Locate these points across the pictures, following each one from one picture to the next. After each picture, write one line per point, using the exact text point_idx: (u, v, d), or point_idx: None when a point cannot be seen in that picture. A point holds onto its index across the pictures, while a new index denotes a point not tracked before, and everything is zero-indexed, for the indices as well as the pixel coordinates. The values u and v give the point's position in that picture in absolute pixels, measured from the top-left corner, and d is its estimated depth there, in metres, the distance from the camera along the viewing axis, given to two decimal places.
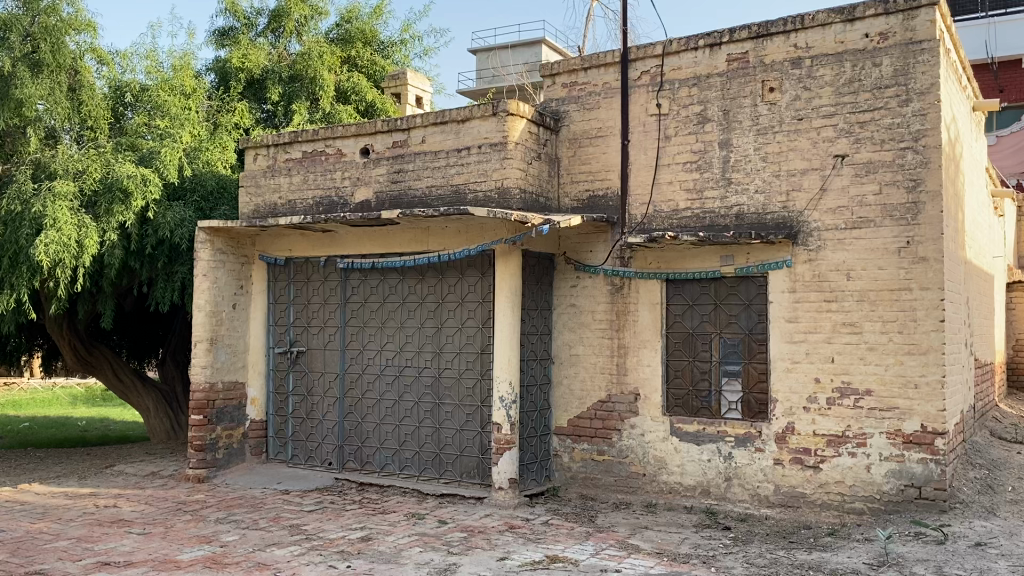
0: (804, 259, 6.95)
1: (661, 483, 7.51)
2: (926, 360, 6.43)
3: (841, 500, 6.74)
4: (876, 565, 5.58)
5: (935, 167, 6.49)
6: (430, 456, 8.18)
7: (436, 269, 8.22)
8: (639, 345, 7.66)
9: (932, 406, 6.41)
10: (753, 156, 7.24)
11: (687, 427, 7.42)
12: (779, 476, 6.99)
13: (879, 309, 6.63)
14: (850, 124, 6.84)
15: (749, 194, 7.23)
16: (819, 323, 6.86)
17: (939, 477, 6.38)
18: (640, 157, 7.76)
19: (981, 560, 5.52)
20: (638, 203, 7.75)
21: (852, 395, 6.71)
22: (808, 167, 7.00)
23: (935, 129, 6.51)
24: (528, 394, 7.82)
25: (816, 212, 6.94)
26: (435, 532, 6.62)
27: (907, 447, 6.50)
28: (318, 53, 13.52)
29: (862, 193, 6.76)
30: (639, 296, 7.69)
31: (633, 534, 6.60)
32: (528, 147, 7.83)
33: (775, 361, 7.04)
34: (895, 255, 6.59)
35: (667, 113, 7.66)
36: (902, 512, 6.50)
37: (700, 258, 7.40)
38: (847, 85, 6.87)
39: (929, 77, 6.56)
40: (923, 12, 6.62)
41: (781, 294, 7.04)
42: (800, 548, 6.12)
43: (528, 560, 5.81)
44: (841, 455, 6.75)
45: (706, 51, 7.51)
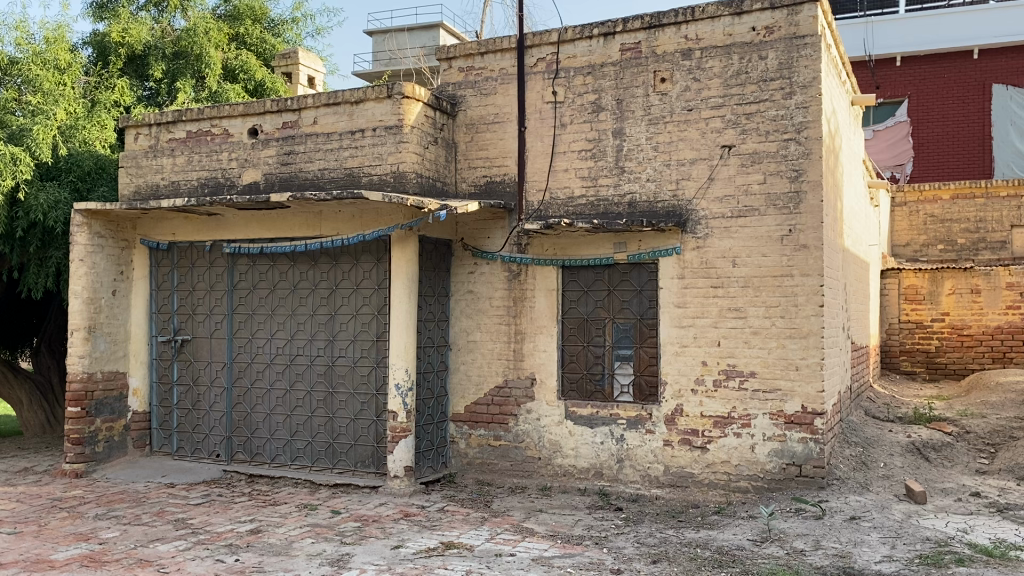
0: (693, 246, 7.13)
1: (556, 466, 7.60)
2: (807, 343, 6.71)
3: (727, 479, 6.97)
4: (759, 541, 5.80)
5: (815, 159, 6.75)
6: (323, 446, 8.03)
7: (329, 255, 8.05)
8: (535, 331, 7.72)
9: (812, 388, 6.69)
10: (645, 145, 7.36)
11: (582, 411, 7.52)
12: (669, 456, 7.18)
13: (763, 294, 6.87)
14: (737, 116, 7.04)
15: (641, 182, 7.36)
16: (707, 308, 7.06)
17: (817, 454, 6.68)
18: (536, 143, 7.78)
19: (855, 532, 5.81)
20: (534, 189, 7.77)
21: (737, 377, 6.94)
22: (696, 157, 7.17)
23: (816, 122, 6.76)
24: (424, 381, 7.76)
25: (704, 201, 7.12)
26: (328, 523, 6.50)
27: (788, 427, 6.77)
28: (204, 29, 13.05)
29: (747, 182, 6.97)
30: (535, 283, 7.73)
31: (528, 518, 6.65)
32: (424, 132, 7.74)
33: (665, 345, 7.20)
34: (778, 243, 6.83)
35: (563, 101, 7.71)
36: (784, 490, 6.78)
37: (595, 245, 7.50)
38: (735, 77, 7.06)
39: (811, 71, 6.80)
40: (807, 8, 6.84)
41: (671, 280, 7.20)
42: (688, 527, 6.30)
43: (423, 548, 5.77)
44: (726, 436, 6.97)
45: (600, 40, 7.59)
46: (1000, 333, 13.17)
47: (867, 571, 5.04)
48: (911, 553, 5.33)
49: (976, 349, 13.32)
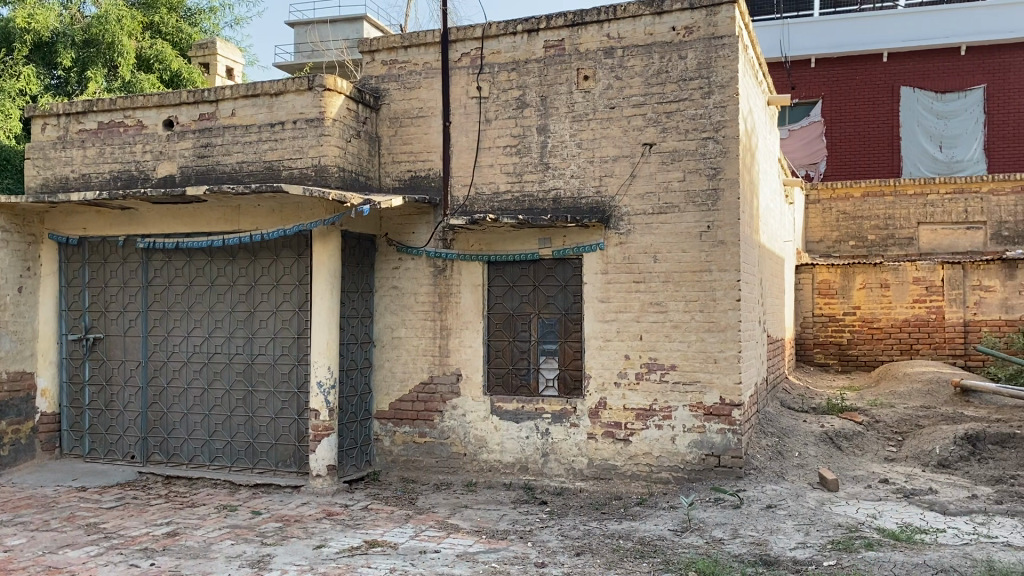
0: (616, 242, 7.23)
1: (481, 462, 7.61)
2: (725, 336, 6.87)
3: (649, 471, 7.09)
4: (680, 531, 5.92)
5: (732, 157, 6.91)
6: (243, 446, 7.86)
7: (248, 250, 7.88)
8: (460, 327, 7.71)
9: (729, 379, 6.86)
10: (569, 141, 7.42)
11: (507, 406, 7.55)
12: (592, 449, 7.27)
13: (683, 289, 7.01)
14: (658, 114, 7.15)
15: (565, 179, 7.41)
16: (629, 303, 7.17)
17: (735, 445, 6.86)
18: (461, 138, 7.76)
19: (771, 521, 5.99)
20: (459, 184, 7.75)
21: (658, 369, 7.07)
22: (619, 154, 7.26)
23: (733, 121, 6.92)
24: (348, 378, 7.67)
25: (626, 197, 7.22)
26: (249, 524, 6.37)
27: (708, 418, 6.93)
28: (116, 16, 12.57)
29: (668, 180, 7.09)
30: (461, 278, 7.72)
31: (452, 514, 6.64)
32: (347, 125, 7.63)
33: (588, 340, 7.28)
34: (697, 239, 6.98)
35: (487, 96, 7.70)
36: (703, 480, 6.93)
37: (520, 240, 7.54)
38: (655, 76, 7.17)
39: (729, 71, 6.96)
40: (724, 9, 6.99)
41: (595, 276, 7.29)
42: (612, 519, 6.39)
43: (345, 546, 5.72)
44: (648, 428, 7.09)
45: (523, 36, 7.60)
46: (907, 326, 13.71)
47: (783, 557, 5.19)
48: (823, 539, 5.52)
49: (885, 341, 13.86)
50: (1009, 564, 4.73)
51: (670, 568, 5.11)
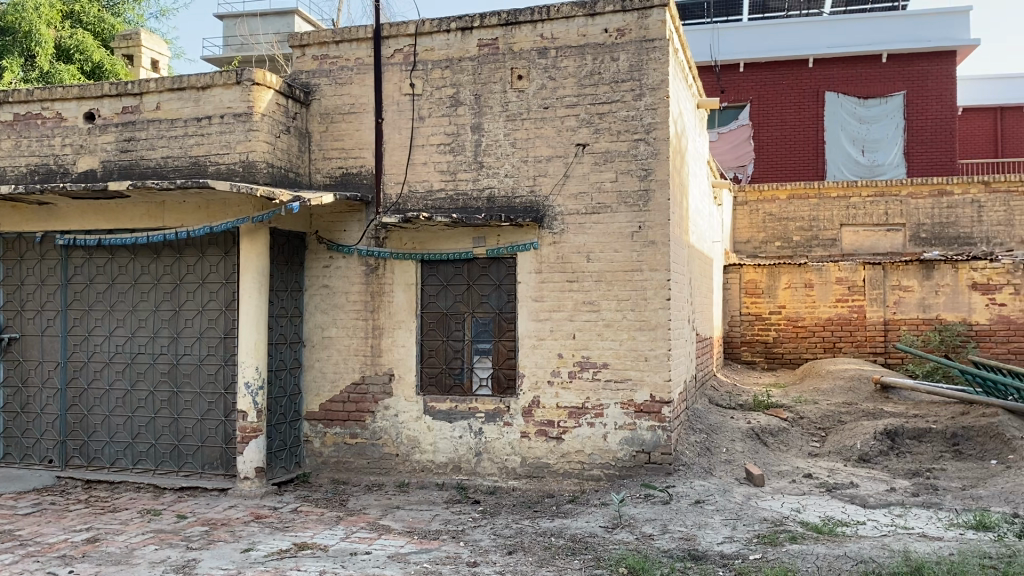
0: (549, 242, 7.26)
1: (413, 462, 7.57)
2: (655, 335, 6.97)
3: (581, 469, 7.15)
4: (610, 527, 5.99)
5: (663, 158, 7.01)
6: (167, 448, 7.66)
7: (173, 247, 7.68)
8: (393, 326, 7.66)
9: (659, 377, 6.97)
10: (502, 140, 7.43)
11: (440, 406, 7.52)
12: (525, 448, 7.29)
13: (615, 288, 7.09)
14: (591, 115, 7.21)
15: (499, 178, 7.42)
16: (562, 302, 7.21)
17: (665, 441, 6.97)
18: (394, 136, 7.70)
19: (699, 515, 6.10)
20: (392, 182, 7.69)
21: (590, 368, 7.13)
22: (552, 154, 7.29)
23: (664, 123, 7.03)
24: (277, 379, 7.53)
25: (559, 197, 7.26)
26: (174, 528, 6.21)
27: (638, 416, 7.02)
28: (33, 5, 13.07)
29: (601, 180, 7.16)
30: (393, 277, 7.67)
31: (384, 515, 6.59)
32: (276, 120, 7.50)
33: (522, 339, 7.31)
34: (629, 239, 7.06)
35: (420, 93, 7.65)
36: (634, 477, 7.02)
37: (454, 239, 7.52)
38: (588, 77, 7.23)
39: (659, 74, 7.06)
40: (656, 12, 7.09)
41: (529, 275, 7.31)
42: (544, 516, 6.42)
43: (274, 550, 5.61)
44: (581, 426, 7.15)
45: (457, 34, 7.57)
46: (830, 325, 14.11)
47: (710, 552, 5.30)
48: (749, 534, 5.64)
49: (809, 339, 14.26)
50: (924, 554, 4.91)
51: (601, 564, 5.16)
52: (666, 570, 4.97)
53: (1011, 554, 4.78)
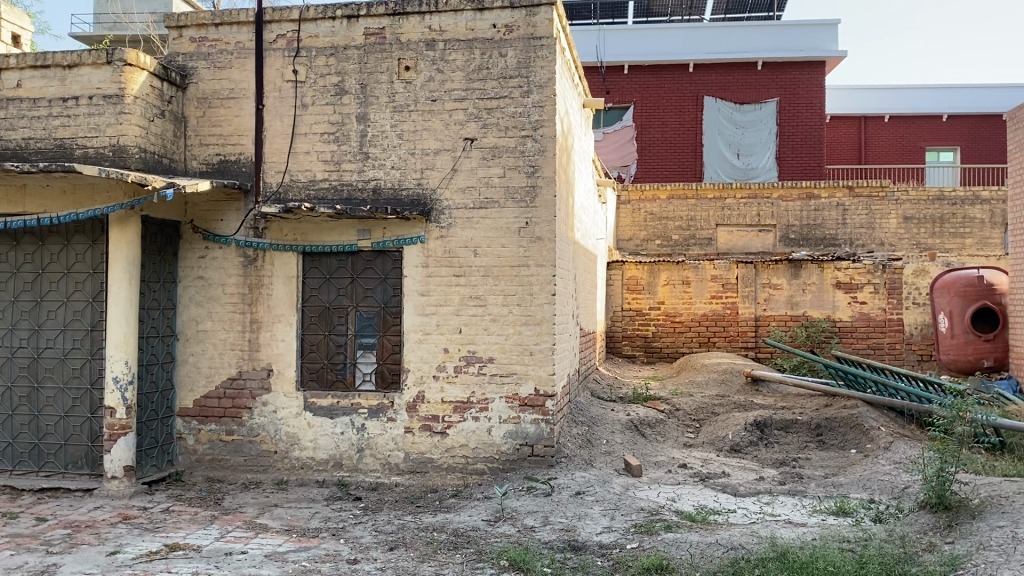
0: (436, 236, 7.22)
1: (293, 459, 7.40)
2: (540, 329, 7.06)
3: (464, 463, 7.16)
4: (493, 520, 6.02)
5: (550, 155, 7.08)
6: (26, 447, 7.23)
7: (34, 235, 7.24)
8: (273, 320, 7.45)
9: (544, 371, 7.06)
10: (389, 132, 7.34)
11: (321, 402, 7.37)
12: (409, 443, 7.24)
13: (501, 283, 7.12)
14: (479, 109, 7.21)
15: (385, 169, 7.33)
16: (448, 296, 7.19)
17: (548, 434, 7.06)
18: (276, 123, 7.48)
19: (579, 507, 6.21)
20: (273, 171, 7.47)
21: (476, 362, 7.14)
22: (440, 147, 7.26)
23: (551, 121, 7.10)
24: (148, 374, 7.20)
25: (446, 191, 7.23)
26: (32, 532, 5.85)
27: (522, 409, 7.09)
28: None
29: (488, 175, 7.17)
30: (273, 269, 7.46)
31: (261, 514, 6.40)
32: (150, 103, 7.15)
33: (407, 334, 7.24)
34: (516, 234, 7.11)
35: (304, 81, 7.46)
36: (517, 470, 7.08)
37: (337, 231, 7.37)
38: (476, 72, 7.22)
39: (546, 72, 7.13)
40: (543, 10, 7.14)
41: (415, 269, 7.25)
42: (426, 511, 6.39)
43: (143, 552, 5.37)
44: (465, 420, 7.16)
45: (343, 22, 7.42)
46: (705, 320, 14.63)
47: (590, 542, 5.40)
48: (627, 523, 5.78)
49: (686, 334, 14.72)
50: (789, 539, 5.15)
51: (482, 558, 5.18)
52: (546, 561, 5.02)
53: (868, 537, 5.08)
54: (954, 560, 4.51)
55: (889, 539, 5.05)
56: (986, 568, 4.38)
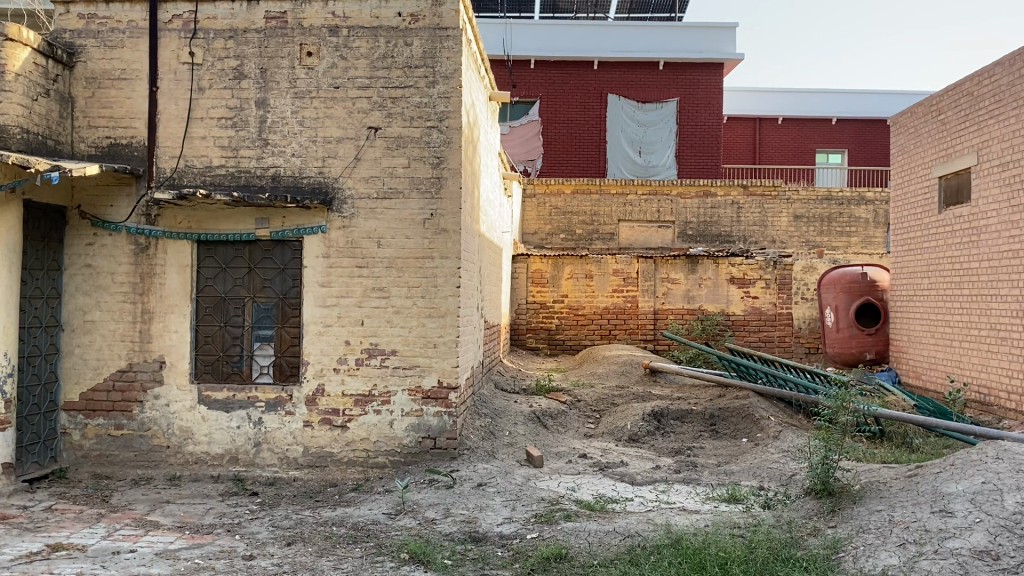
0: (338, 226, 7.10)
1: (186, 454, 7.17)
2: (444, 321, 7.04)
3: (365, 457, 7.08)
4: (394, 514, 5.99)
5: (455, 147, 7.07)
6: None
7: None
8: (165, 311, 7.19)
9: (448, 364, 7.05)
10: (290, 118, 7.17)
11: (216, 395, 7.17)
12: (308, 437, 7.11)
13: (405, 275, 7.07)
14: (383, 98, 7.13)
15: (286, 157, 7.17)
16: (350, 288, 7.09)
17: (451, 427, 7.06)
18: (170, 106, 7.20)
19: (481, 498, 6.24)
20: (167, 156, 7.21)
21: (378, 355, 7.07)
22: (342, 135, 7.14)
23: (456, 112, 7.08)
24: (29, 366, 6.85)
25: (349, 180, 7.12)
26: None
27: (425, 402, 7.06)
28: None
29: (392, 165, 7.10)
30: (166, 258, 7.20)
31: (152, 510, 6.18)
32: (33, 82, 6.77)
33: (307, 326, 7.10)
34: (420, 226, 7.07)
35: (201, 63, 7.21)
36: (418, 463, 7.06)
37: (234, 219, 7.19)
38: (381, 60, 7.13)
39: (452, 63, 7.10)
40: (449, 1, 7.11)
41: (316, 259, 7.12)
42: (326, 506, 6.30)
43: (22, 553, 5.11)
44: (367, 414, 7.08)
45: (242, 4, 7.21)
46: (607, 313, 14.90)
47: (490, 533, 5.43)
48: (527, 514, 5.84)
49: (588, 327, 14.96)
50: (684, 526, 5.30)
51: (383, 551, 5.14)
52: (447, 553, 5.03)
53: (757, 523, 5.28)
54: (837, 543, 4.74)
55: (777, 524, 5.27)
56: (865, 550, 4.62)
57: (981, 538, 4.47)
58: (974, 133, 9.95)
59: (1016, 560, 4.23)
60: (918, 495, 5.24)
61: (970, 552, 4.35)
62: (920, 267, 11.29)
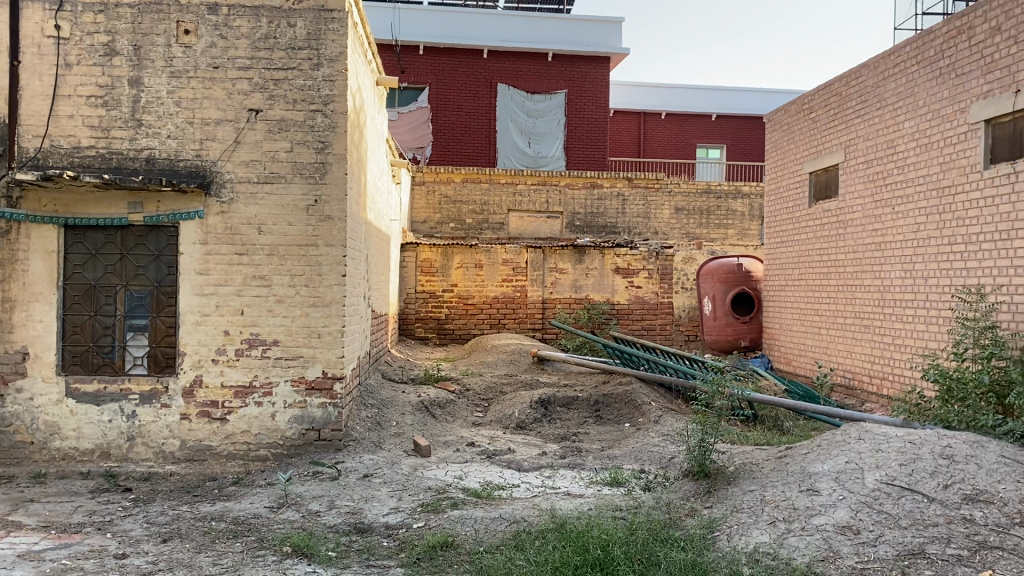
0: (217, 211, 6.86)
1: (52, 450, 6.80)
2: (329, 311, 6.93)
3: (246, 450, 6.89)
4: (276, 507, 5.86)
5: (340, 132, 6.95)
6: None
7: None
8: (29, 299, 6.80)
9: (332, 354, 6.94)
10: (165, 99, 6.87)
11: (86, 388, 6.83)
12: (185, 430, 6.87)
13: (288, 262, 6.91)
14: (265, 80, 6.92)
15: (161, 139, 6.87)
16: (230, 276, 6.87)
17: (336, 418, 6.96)
18: (34, 82, 6.77)
19: (367, 489, 6.18)
20: (30, 134, 6.79)
21: (259, 345, 6.89)
22: (222, 118, 6.90)
23: (341, 96, 6.96)
24: None
25: (229, 164, 6.89)
26: None
27: (309, 393, 6.93)
28: None
29: (274, 150, 6.92)
30: (29, 242, 6.80)
31: (14, 511, 5.84)
32: None
33: (183, 315, 6.84)
34: (303, 213, 6.91)
35: (68, 37, 6.80)
36: (302, 455, 6.92)
37: (105, 203, 6.85)
38: (263, 41, 6.91)
39: (337, 46, 6.96)
40: None
41: (193, 246, 6.86)
42: (204, 501, 6.10)
43: None
44: (247, 405, 6.89)
45: None
46: (496, 303, 14.98)
47: (376, 524, 5.38)
48: (414, 503, 5.82)
49: (477, 316, 15.01)
50: (568, 511, 5.39)
51: (264, 545, 5.02)
52: (331, 545, 4.96)
53: (637, 505, 5.43)
54: (712, 522, 4.93)
55: (656, 506, 5.43)
56: (738, 529, 4.83)
57: (844, 514, 4.74)
58: (842, 132, 10.49)
59: (874, 534, 4.52)
60: (787, 474, 5.50)
61: (834, 528, 4.61)
62: (792, 259, 11.84)
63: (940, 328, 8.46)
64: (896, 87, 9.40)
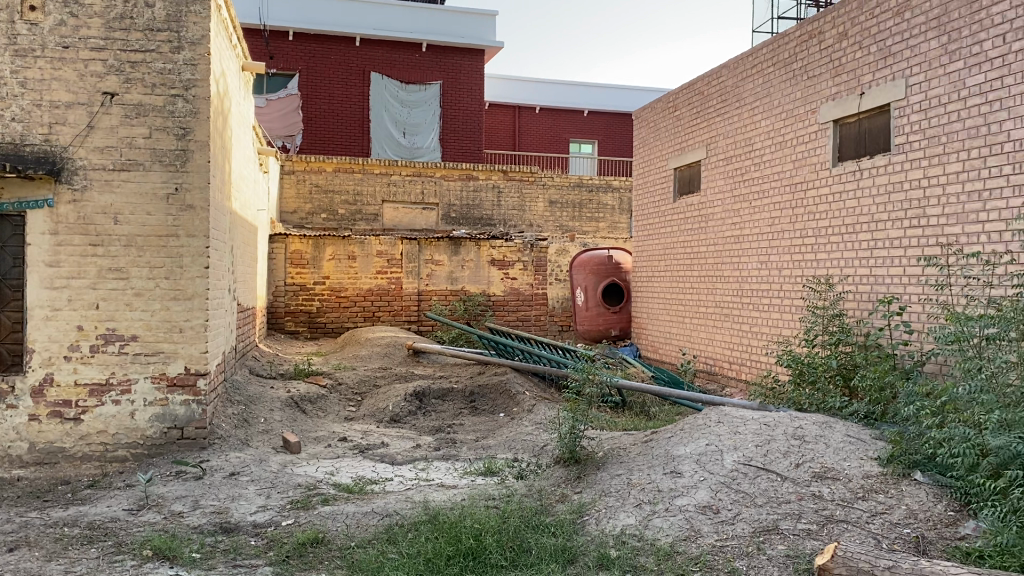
0: (67, 199, 6.48)
1: None
2: (192, 305, 6.68)
3: (103, 450, 6.56)
4: (136, 509, 5.60)
5: (203, 118, 6.69)
6: None
7: None
8: None
9: (195, 349, 6.70)
10: (9, 78, 6.42)
11: None
12: (35, 432, 6.47)
13: (146, 254, 6.60)
14: (120, 62, 6.57)
15: (4, 121, 6.42)
16: (84, 268, 6.51)
17: (200, 415, 6.73)
18: None
19: (233, 487, 5.99)
20: None
21: (116, 341, 6.56)
22: (73, 100, 6.50)
23: (204, 81, 6.69)
24: None
25: (81, 150, 6.51)
26: None
27: (171, 390, 6.66)
28: None
29: (131, 135, 6.59)
30: None
31: None
32: None
33: (30, 310, 6.43)
34: (163, 202, 6.63)
35: None
36: (163, 454, 6.65)
37: None
38: (118, 20, 6.57)
39: (199, 29, 6.69)
40: None
41: (41, 236, 6.45)
42: (55, 506, 5.75)
43: None
44: (104, 404, 6.56)
45: None
46: (370, 295, 14.79)
47: (243, 522, 5.24)
48: (283, 500, 5.70)
49: (350, 308, 14.78)
50: (441, 502, 5.41)
51: (122, 550, 4.80)
52: (195, 546, 4.79)
53: (510, 493, 5.50)
54: (581, 507, 5.06)
55: (528, 493, 5.52)
56: (606, 512, 4.98)
57: (704, 494, 4.96)
58: (704, 129, 10.92)
59: (732, 512, 4.75)
60: (652, 458, 5.71)
61: (695, 508, 4.82)
62: (658, 251, 12.25)
63: (793, 316, 8.97)
64: (753, 88, 9.85)
